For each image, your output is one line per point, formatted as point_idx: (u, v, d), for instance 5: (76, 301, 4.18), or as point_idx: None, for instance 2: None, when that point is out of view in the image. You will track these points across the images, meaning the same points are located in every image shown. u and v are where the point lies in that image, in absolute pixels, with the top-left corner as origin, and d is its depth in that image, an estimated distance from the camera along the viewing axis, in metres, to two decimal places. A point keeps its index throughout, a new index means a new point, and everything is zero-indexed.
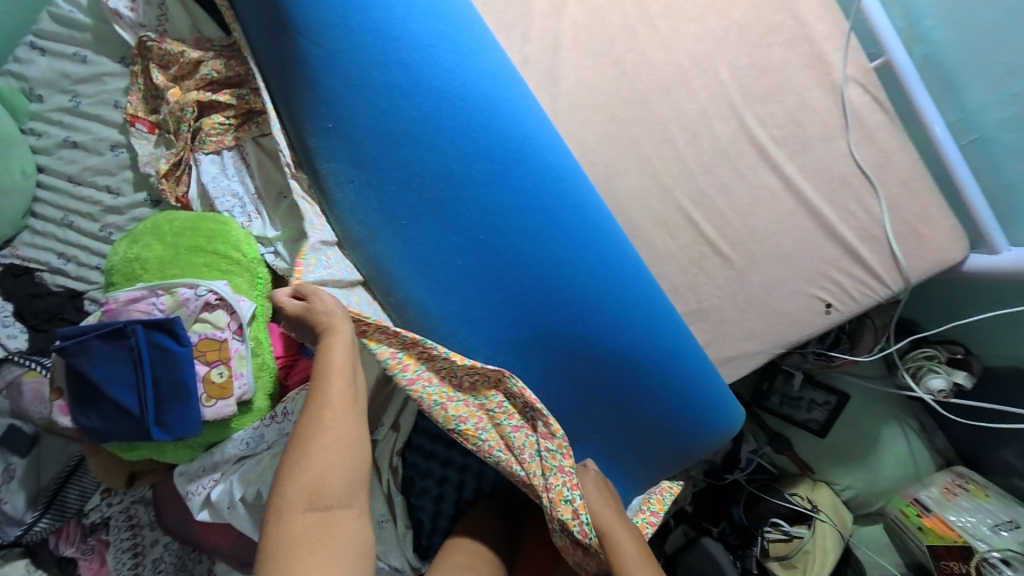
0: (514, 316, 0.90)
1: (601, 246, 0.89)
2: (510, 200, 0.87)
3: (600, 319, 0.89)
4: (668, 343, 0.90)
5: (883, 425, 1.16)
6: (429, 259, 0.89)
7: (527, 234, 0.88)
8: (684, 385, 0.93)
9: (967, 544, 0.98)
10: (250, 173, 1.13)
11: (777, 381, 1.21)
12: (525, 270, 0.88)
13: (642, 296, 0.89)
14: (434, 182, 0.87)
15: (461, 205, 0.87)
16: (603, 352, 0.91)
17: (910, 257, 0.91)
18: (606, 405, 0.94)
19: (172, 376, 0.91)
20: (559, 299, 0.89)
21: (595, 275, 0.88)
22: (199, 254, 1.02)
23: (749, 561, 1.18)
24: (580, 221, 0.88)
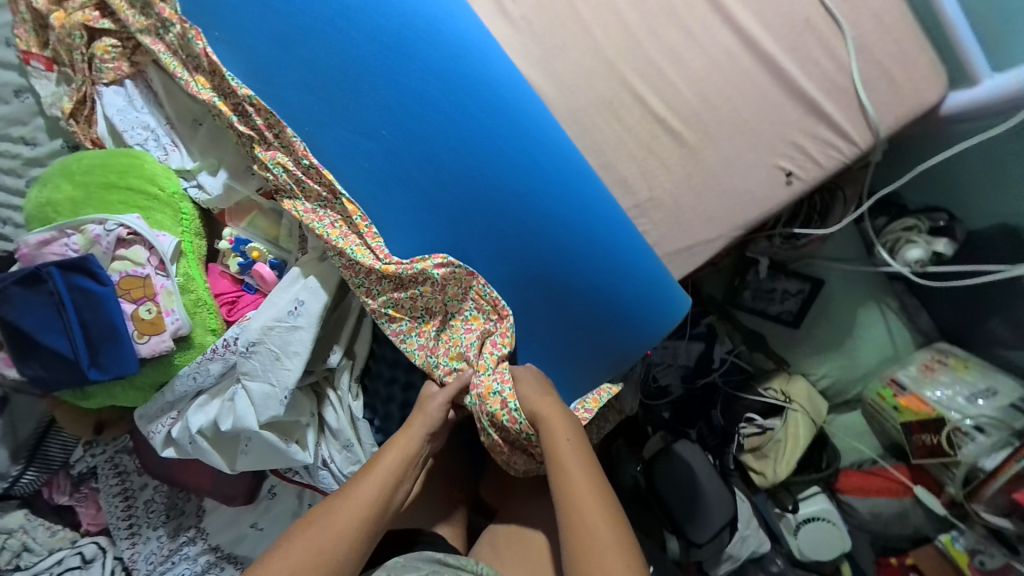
0: (431, 209, 0.85)
1: (515, 120, 0.80)
2: (412, 79, 0.80)
3: (514, 200, 0.82)
4: (596, 224, 0.81)
5: (860, 310, 1.10)
6: (340, 156, 0.86)
7: (431, 119, 0.81)
8: (614, 272, 0.83)
9: (940, 416, 0.97)
10: (159, 101, 1.05)
11: (748, 276, 1.15)
12: (435, 156, 0.82)
13: (564, 175, 0.80)
14: (327, 70, 0.83)
15: (363, 91, 0.82)
16: (522, 240, 0.83)
17: (883, 107, 0.80)
18: (539, 302, 0.87)
19: (99, 317, 0.92)
20: (473, 185, 0.82)
21: (509, 155, 0.80)
22: (113, 191, 0.98)
23: (727, 459, 1.17)
24: (481, 92, 0.79)
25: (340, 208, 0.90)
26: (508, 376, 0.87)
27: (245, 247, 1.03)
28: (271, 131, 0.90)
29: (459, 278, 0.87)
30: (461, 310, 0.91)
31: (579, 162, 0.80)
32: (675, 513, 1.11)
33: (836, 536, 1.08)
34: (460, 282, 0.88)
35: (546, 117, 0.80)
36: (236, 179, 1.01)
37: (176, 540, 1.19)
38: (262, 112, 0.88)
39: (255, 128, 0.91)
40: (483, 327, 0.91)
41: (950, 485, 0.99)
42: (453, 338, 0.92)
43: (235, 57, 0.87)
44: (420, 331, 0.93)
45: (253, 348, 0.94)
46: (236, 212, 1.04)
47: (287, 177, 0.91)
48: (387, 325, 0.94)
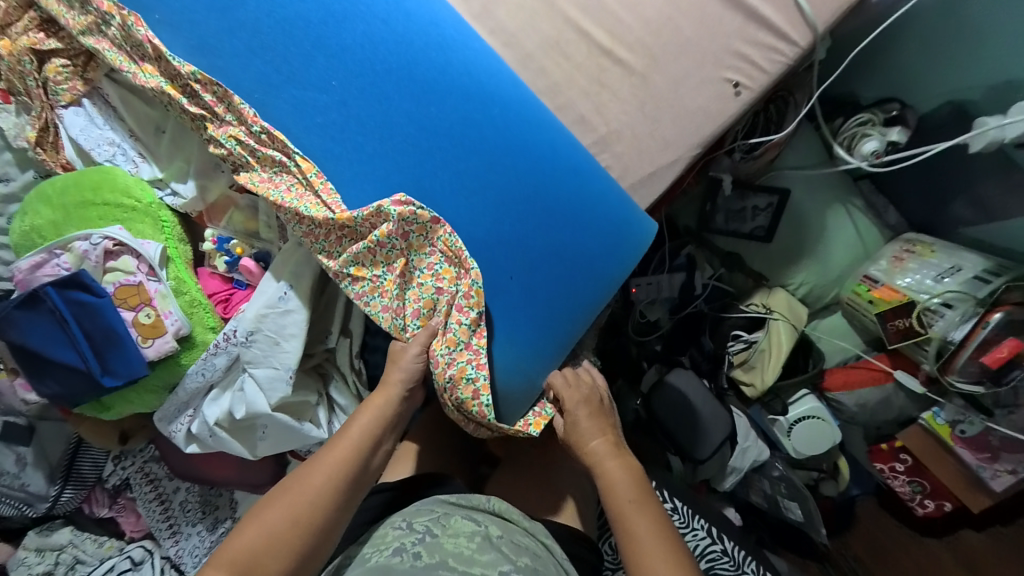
0: (385, 155, 0.84)
1: (460, 59, 0.83)
2: (357, 33, 0.83)
3: (472, 139, 0.84)
4: (550, 148, 0.84)
5: (828, 214, 1.14)
6: (289, 118, 0.86)
7: (381, 69, 0.83)
8: (578, 196, 0.85)
9: (910, 300, 1.02)
10: (119, 115, 1.07)
11: (717, 199, 1.18)
12: (386, 104, 0.84)
13: (514, 105, 0.84)
14: (275, 39, 0.85)
15: (308, 51, 0.84)
16: (484, 177, 0.84)
17: (818, 4, 0.83)
18: (507, 235, 0.85)
19: (101, 325, 0.95)
20: (427, 126, 0.84)
21: (458, 92, 0.83)
22: (90, 208, 1.00)
23: (721, 379, 1.23)
24: (427, 41, 0.83)
25: (294, 170, 0.86)
26: (481, 361, 0.84)
27: (228, 246, 1.06)
28: (221, 105, 0.89)
29: (419, 224, 0.83)
30: (430, 261, 0.85)
31: (526, 93, 0.84)
32: (678, 438, 1.18)
33: (827, 430, 1.14)
34: (424, 229, 0.83)
35: (489, 54, 0.84)
36: (206, 178, 1.04)
37: (216, 531, 1.28)
38: (209, 87, 0.88)
39: (206, 106, 0.90)
40: (455, 278, 0.85)
41: (925, 363, 1.04)
42: (420, 295, 0.85)
43: (179, 37, 0.88)
44: (384, 287, 0.86)
45: (252, 337, 0.98)
46: (214, 211, 1.06)
47: (241, 149, 0.88)
48: (350, 289, 0.86)
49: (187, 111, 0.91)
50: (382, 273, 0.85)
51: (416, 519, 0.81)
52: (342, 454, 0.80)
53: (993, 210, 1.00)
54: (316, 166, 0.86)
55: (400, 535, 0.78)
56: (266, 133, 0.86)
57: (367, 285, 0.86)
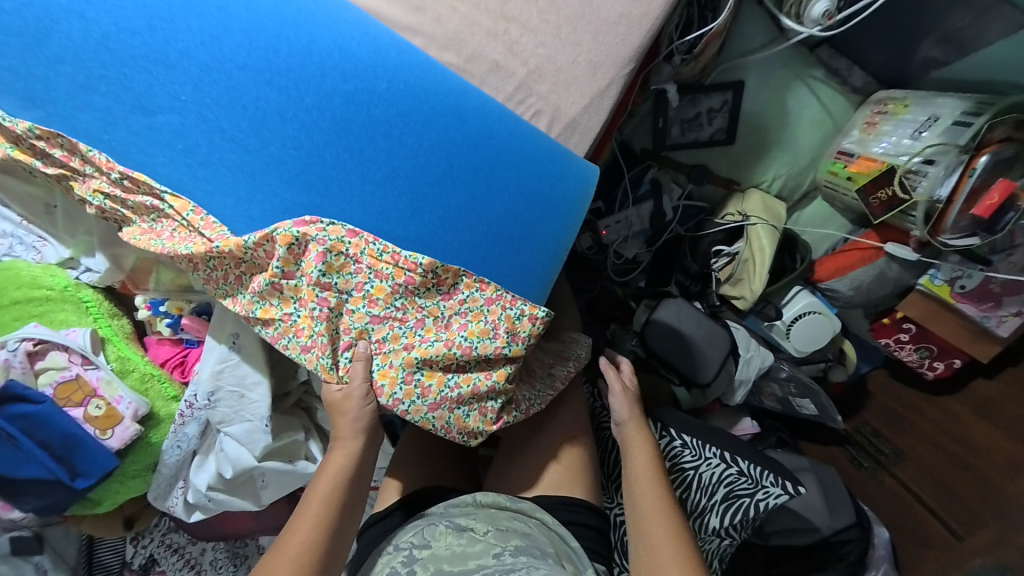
0: (267, 168, 0.70)
1: (324, 36, 0.69)
2: (192, 33, 0.68)
3: (361, 121, 0.70)
4: (458, 116, 0.71)
5: (789, 96, 1.03)
6: (145, 152, 0.72)
7: (233, 67, 0.68)
8: (501, 158, 0.72)
9: (889, 167, 0.94)
10: (4, 201, 1.00)
11: (668, 111, 1.04)
12: (249, 105, 0.69)
13: (402, 71, 0.70)
14: (96, 60, 0.69)
15: (140, 66, 0.69)
16: (386, 162, 0.71)
17: None
18: (435, 225, 0.72)
19: (52, 432, 0.86)
20: (306, 123, 0.69)
21: (333, 74, 0.69)
22: (4, 311, 0.93)
23: (711, 298, 1.18)
24: (278, 21, 0.69)
25: (171, 213, 0.75)
26: (427, 385, 0.73)
27: (163, 308, 0.98)
28: (75, 159, 0.76)
29: (333, 241, 0.70)
30: (344, 284, 0.72)
31: (415, 56, 0.71)
32: (679, 368, 1.15)
33: (826, 323, 1.10)
34: (343, 245, 0.70)
35: (359, 22, 0.71)
36: (114, 245, 0.95)
37: None
38: (52, 141, 0.75)
39: (61, 163, 0.78)
40: (392, 296, 0.72)
41: (914, 229, 0.96)
42: (351, 316, 0.73)
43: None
44: (308, 322, 0.73)
45: (214, 398, 0.91)
46: (137, 278, 0.97)
47: (113, 203, 0.78)
48: (264, 332, 0.76)
49: (48, 174, 0.80)
50: (298, 309, 0.73)
51: (402, 539, 0.79)
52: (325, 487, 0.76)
53: (965, 43, 0.90)
54: (190, 200, 0.73)
55: (390, 559, 0.76)
56: (128, 178, 0.74)
57: (287, 325, 0.74)
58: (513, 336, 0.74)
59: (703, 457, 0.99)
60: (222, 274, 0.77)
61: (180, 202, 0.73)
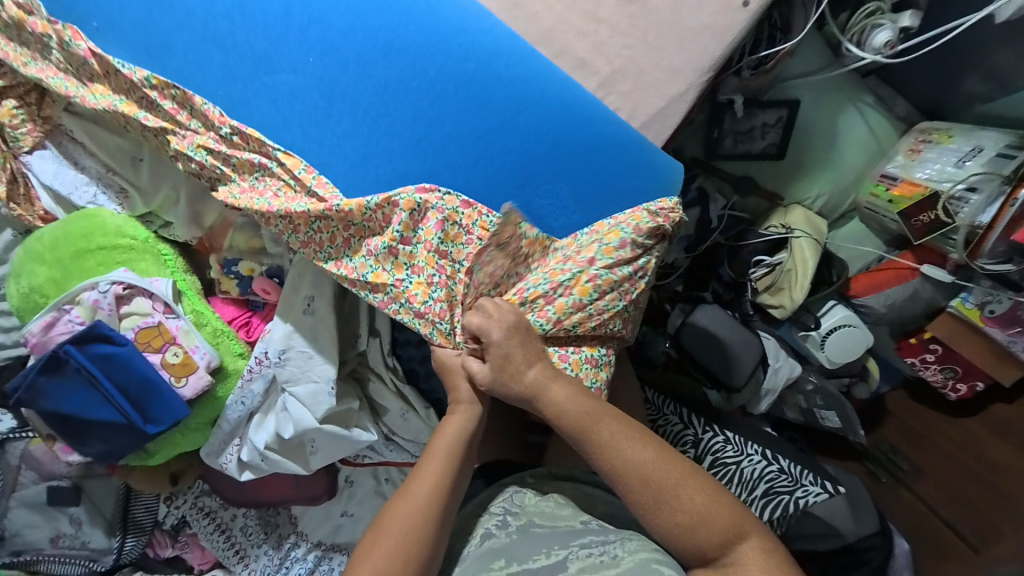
0: (380, 135, 0.78)
1: (444, 20, 0.77)
2: (326, 8, 0.76)
3: (473, 100, 0.78)
4: (557, 104, 0.80)
5: (840, 117, 1.11)
6: (265, 111, 0.79)
7: (361, 40, 0.76)
8: (593, 145, 0.82)
9: (933, 191, 1.00)
10: (89, 150, 1.02)
11: (724, 122, 1.11)
12: (372, 76, 0.77)
13: (511, 58, 0.78)
14: (236, 25, 0.77)
15: (276, 34, 0.77)
16: (492, 140, 0.79)
17: None
18: (527, 200, 0.81)
19: (131, 376, 0.90)
20: (424, 98, 0.78)
21: (450, 55, 0.77)
22: (88, 257, 0.96)
23: (746, 307, 1.23)
24: (403, 2, 0.76)
25: (279, 171, 0.80)
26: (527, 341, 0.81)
27: (236, 267, 1.03)
28: (183, 113, 0.82)
29: (450, 211, 0.78)
30: (450, 252, 0.79)
31: (523, 45, 0.79)
32: (712, 371, 1.18)
33: (860, 336, 1.15)
34: (457, 216, 0.78)
35: (475, 10, 0.78)
36: (200, 203, 1.00)
37: (282, 548, 1.28)
38: (166, 92, 0.81)
39: (167, 116, 0.82)
40: (500, 267, 0.81)
41: (953, 252, 1.03)
42: (457, 287, 0.79)
43: (134, 46, 0.81)
44: (417, 287, 0.79)
45: (285, 356, 0.95)
46: (213, 235, 1.03)
47: (213, 159, 0.82)
48: (371, 297, 0.80)
49: (146, 126, 0.84)
50: (407, 272, 0.79)
51: (494, 503, 0.84)
52: (436, 459, 0.80)
53: (1007, 82, 0.99)
54: (302, 160, 0.79)
55: (483, 521, 0.82)
56: (237, 135, 0.80)
57: (399, 290, 0.79)
58: (594, 310, 0.81)
59: (745, 453, 1.11)
60: (325, 237, 0.82)
61: (296, 160, 0.79)
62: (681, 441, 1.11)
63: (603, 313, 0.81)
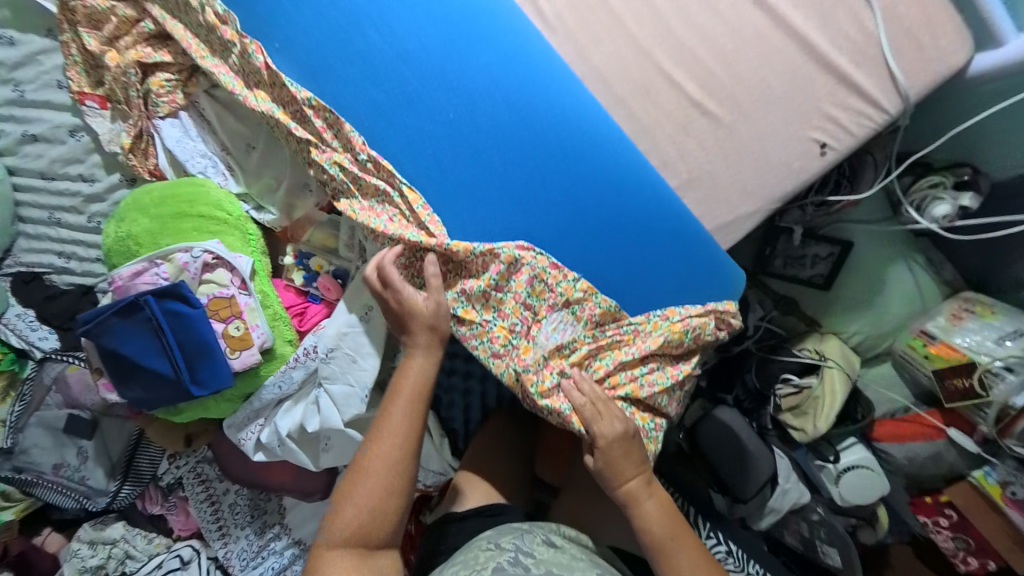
0: (490, 192, 0.89)
1: (569, 109, 0.87)
2: (473, 74, 0.87)
3: (578, 177, 0.88)
4: (650, 203, 0.88)
5: (889, 268, 1.16)
6: (400, 145, 0.90)
7: (495, 107, 0.87)
8: (672, 237, 0.90)
9: (970, 360, 1.04)
10: (212, 129, 1.12)
11: (779, 243, 1.19)
12: (498, 138, 0.88)
13: (620, 148, 0.87)
14: (392, 69, 0.89)
15: (425, 84, 0.88)
16: (586, 214, 0.89)
17: (912, 71, 0.85)
18: (598, 276, 0.92)
19: (193, 337, 0.97)
20: (537, 166, 0.88)
21: (567, 139, 0.87)
22: (184, 220, 1.04)
23: (764, 420, 1.25)
24: (540, 82, 0.87)
25: (399, 201, 0.91)
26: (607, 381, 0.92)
27: (308, 261, 1.12)
28: (329, 132, 0.93)
29: (540, 270, 0.89)
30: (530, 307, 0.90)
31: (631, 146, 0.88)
32: (725, 475, 1.18)
33: (876, 480, 1.16)
34: (545, 275, 0.89)
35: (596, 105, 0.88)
36: (296, 196, 1.08)
37: (264, 536, 1.29)
38: (320, 113, 0.92)
39: (313, 131, 0.94)
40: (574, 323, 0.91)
41: (983, 424, 1.07)
42: (535, 335, 0.90)
43: (298, 65, 0.93)
44: (501, 330, 0.89)
45: (331, 353, 1.02)
46: (295, 227, 1.12)
47: (344, 175, 0.92)
48: (457, 329, 0.90)
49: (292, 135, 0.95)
50: (494, 315, 0.89)
51: (502, 540, 0.86)
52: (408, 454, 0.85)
53: None
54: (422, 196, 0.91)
55: (493, 555, 0.82)
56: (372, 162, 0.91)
57: (484, 327, 0.89)
58: (645, 381, 0.93)
59: (745, 570, 1.11)
60: (426, 266, 0.91)
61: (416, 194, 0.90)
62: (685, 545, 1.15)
63: (653, 386, 0.93)
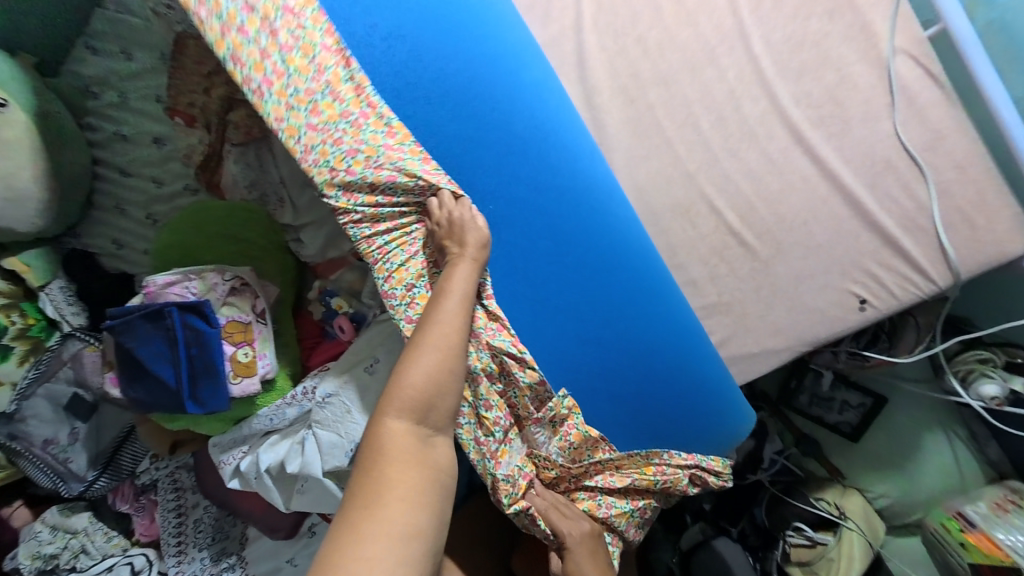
0: (517, 282, 0.89)
1: (611, 222, 0.89)
2: (523, 179, 0.89)
3: (604, 294, 0.89)
4: (672, 326, 0.89)
5: (927, 434, 1.07)
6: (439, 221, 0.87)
7: (538, 211, 0.89)
8: (686, 372, 0.89)
9: (1014, 565, 0.90)
10: (275, 163, 1.20)
11: (805, 380, 1.13)
12: (534, 241, 0.89)
13: (650, 275, 0.89)
14: (447, 154, 0.90)
15: (476, 175, 0.89)
16: (607, 332, 0.89)
17: (964, 250, 0.81)
18: (605, 387, 0.90)
19: (204, 355, 0.97)
20: (566, 275, 0.89)
21: (601, 249, 0.89)
22: (229, 242, 1.10)
23: (770, 565, 1.11)
24: (587, 199, 0.89)
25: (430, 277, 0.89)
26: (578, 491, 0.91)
27: (331, 299, 1.12)
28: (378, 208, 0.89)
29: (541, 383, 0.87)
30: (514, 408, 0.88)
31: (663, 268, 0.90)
32: None
33: None
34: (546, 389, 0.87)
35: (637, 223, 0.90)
36: (335, 239, 1.13)
37: (218, 564, 1.25)
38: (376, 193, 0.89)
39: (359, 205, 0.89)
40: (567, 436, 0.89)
41: None
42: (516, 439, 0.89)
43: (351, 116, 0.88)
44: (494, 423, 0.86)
45: (328, 399, 1.01)
46: (328, 265, 1.15)
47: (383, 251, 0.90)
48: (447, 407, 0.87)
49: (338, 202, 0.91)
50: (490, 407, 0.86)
51: None
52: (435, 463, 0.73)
53: None
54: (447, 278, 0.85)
55: None
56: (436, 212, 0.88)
57: (475, 421, 0.86)
58: (603, 502, 0.91)
59: None
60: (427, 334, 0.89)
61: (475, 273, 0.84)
62: None
63: (610, 508, 0.90)
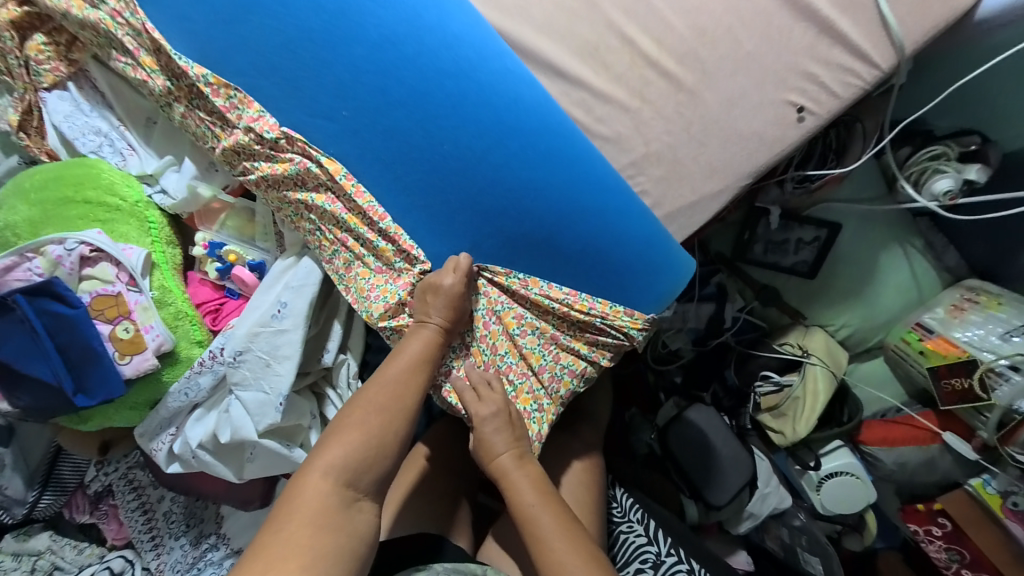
0: (391, 164, 0.80)
1: (469, 57, 0.75)
2: (368, 53, 0.76)
3: (491, 163, 0.77)
4: (570, 167, 0.77)
5: (883, 253, 1.03)
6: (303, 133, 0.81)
7: (395, 87, 0.77)
8: (601, 229, 0.79)
9: (971, 358, 0.92)
10: (108, 102, 0.98)
11: (758, 228, 1.04)
12: (401, 124, 0.78)
13: (539, 128, 0.76)
14: (282, 49, 0.78)
15: (318, 65, 0.78)
16: (505, 205, 0.79)
17: (908, 19, 0.69)
18: (510, 251, 0.82)
19: (76, 341, 0.86)
20: (445, 151, 0.78)
21: (477, 111, 0.76)
22: (70, 207, 0.91)
23: (743, 419, 1.12)
24: (445, 56, 0.75)
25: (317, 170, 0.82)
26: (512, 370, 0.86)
27: (221, 251, 0.96)
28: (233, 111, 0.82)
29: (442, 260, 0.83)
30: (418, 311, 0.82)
31: (546, 97, 0.76)
32: (693, 478, 1.06)
33: (861, 489, 1.03)
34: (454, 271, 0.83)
35: (503, 52, 0.75)
36: (201, 177, 0.94)
37: (199, 547, 1.20)
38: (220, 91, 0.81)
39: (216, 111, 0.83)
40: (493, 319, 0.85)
41: (982, 430, 0.96)
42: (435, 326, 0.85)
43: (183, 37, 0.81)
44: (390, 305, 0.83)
45: (239, 357, 0.89)
46: (205, 214, 0.96)
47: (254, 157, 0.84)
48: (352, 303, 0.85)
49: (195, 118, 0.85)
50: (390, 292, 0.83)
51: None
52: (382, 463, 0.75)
53: None
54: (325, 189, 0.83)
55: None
56: (284, 138, 0.81)
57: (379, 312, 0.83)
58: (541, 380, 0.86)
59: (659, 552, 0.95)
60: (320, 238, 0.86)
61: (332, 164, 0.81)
62: (638, 561, 0.95)
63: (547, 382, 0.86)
